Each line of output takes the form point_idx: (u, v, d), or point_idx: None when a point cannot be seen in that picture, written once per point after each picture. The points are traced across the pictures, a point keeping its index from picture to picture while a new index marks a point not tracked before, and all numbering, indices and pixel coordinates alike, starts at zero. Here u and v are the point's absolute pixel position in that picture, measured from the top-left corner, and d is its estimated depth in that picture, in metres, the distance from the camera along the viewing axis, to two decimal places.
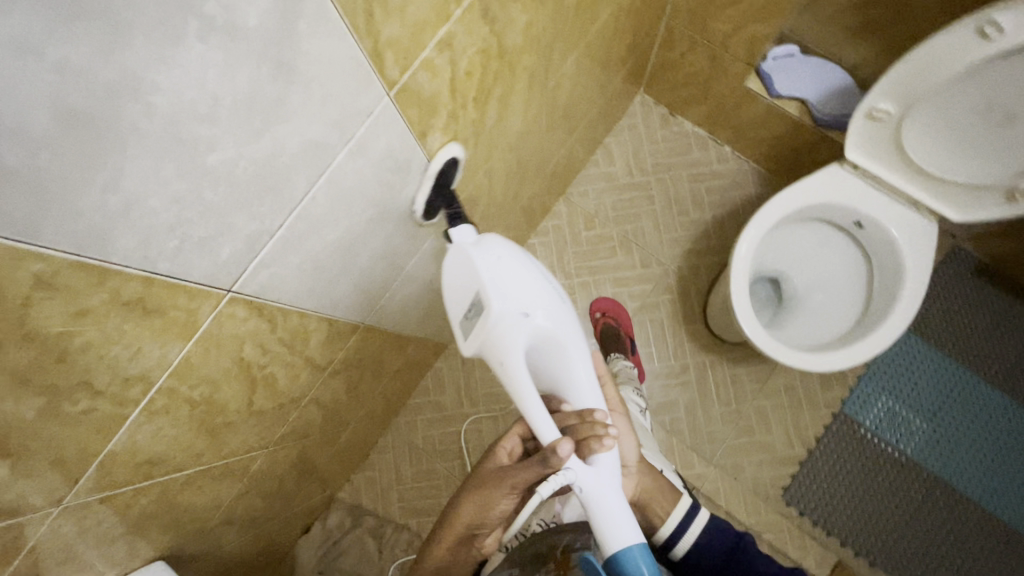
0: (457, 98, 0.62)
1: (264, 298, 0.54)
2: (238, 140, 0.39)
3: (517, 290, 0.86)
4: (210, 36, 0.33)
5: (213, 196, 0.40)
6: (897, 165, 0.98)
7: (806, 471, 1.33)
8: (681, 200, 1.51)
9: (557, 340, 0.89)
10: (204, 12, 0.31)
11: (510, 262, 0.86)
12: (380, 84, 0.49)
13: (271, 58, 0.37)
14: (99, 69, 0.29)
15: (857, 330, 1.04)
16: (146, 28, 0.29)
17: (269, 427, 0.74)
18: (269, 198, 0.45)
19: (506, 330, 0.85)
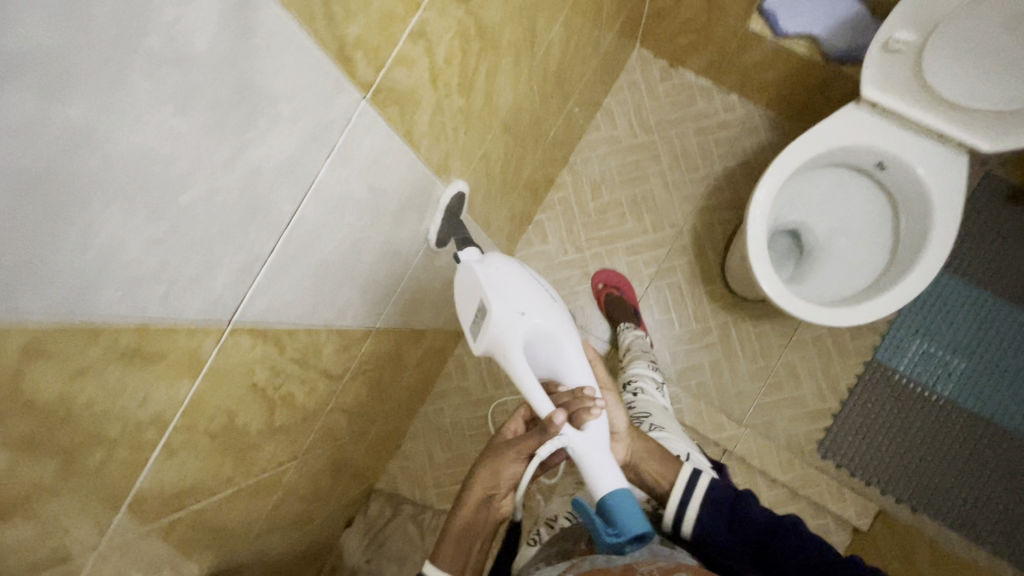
0: (439, 88, 0.59)
1: (269, 321, 0.53)
2: (210, 175, 0.37)
3: (516, 293, 0.94)
4: (158, 71, 0.30)
5: (193, 235, 0.38)
6: (921, 98, 0.92)
7: (842, 421, 1.31)
8: (690, 156, 1.45)
9: (553, 335, 0.97)
10: (147, 47, 0.29)
11: (508, 272, 0.97)
12: (354, 88, 0.46)
13: (231, 82, 0.34)
14: (44, 127, 0.27)
15: (885, 278, 1.00)
16: (87, 74, 0.27)
17: (294, 440, 0.75)
18: (254, 225, 0.44)
19: (506, 328, 0.94)
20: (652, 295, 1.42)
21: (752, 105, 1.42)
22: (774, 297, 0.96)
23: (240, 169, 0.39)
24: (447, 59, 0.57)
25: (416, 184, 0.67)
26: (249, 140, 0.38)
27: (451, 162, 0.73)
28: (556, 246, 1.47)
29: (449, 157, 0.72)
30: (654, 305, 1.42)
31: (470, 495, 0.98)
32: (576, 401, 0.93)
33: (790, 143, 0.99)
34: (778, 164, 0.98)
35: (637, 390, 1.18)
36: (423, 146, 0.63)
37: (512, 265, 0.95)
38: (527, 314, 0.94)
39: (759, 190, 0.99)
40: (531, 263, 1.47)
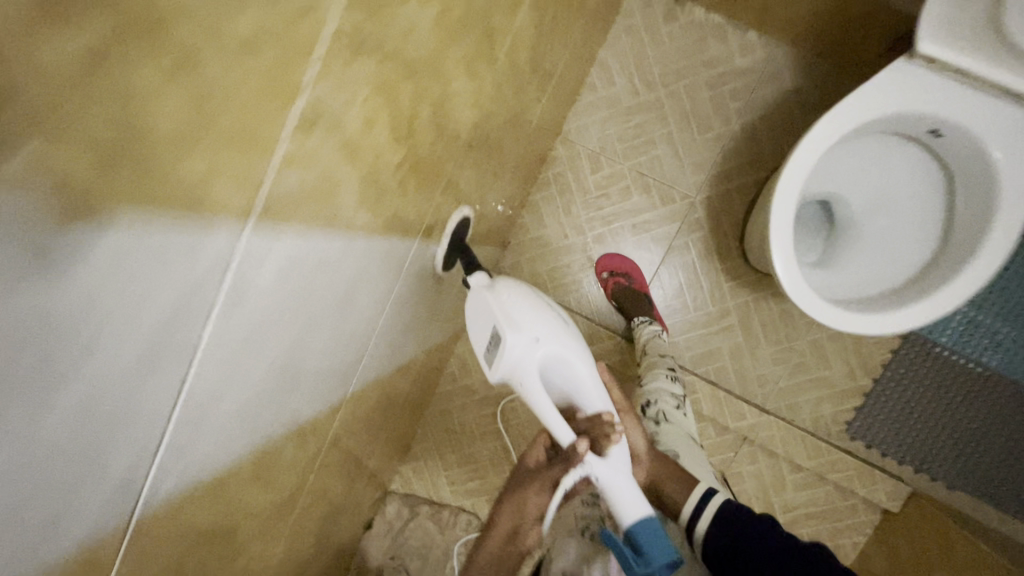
0: (363, 159, 0.45)
1: (206, 474, 0.47)
2: (25, 429, 0.28)
3: (528, 321, 0.98)
4: None
5: (32, 489, 0.30)
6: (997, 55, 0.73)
7: (875, 401, 1.22)
8: (702, 114, 1.25)
9: (566, 358, 0.99)
10: None
11: (519, 300, 1.00)
12: (222, 229, 0.34)
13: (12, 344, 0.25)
14: None
15: (935, 268, 0.85)
16: None
17: (274, 529, 0.70)
18: (125, 425, 0.35)
19: (520, 356, 0.97)
20: (663, 277, 1.30)
21: (774, 43, 1.19)
22: (796, 298, 0.83)
23: (74, 396, 0.30)
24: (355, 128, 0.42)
25: (359, 258, 0.55)
26: (70, 366, 0.29)
27: (398, 219, 0.59)
28: (555, 229, 1.33)
29: (397, 213, 0.59)
30: (666, 288, 1.30)
31: (493, 531, 0.94)
32: (594, 425, 0.96)
33: (828, 113, 0.81)
34: (815, 136, 0.80)
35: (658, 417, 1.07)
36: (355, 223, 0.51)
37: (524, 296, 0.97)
38: (541, 340, 0.97)
39: (791, 163, 0.82)
40: (529, 251, 1.35)
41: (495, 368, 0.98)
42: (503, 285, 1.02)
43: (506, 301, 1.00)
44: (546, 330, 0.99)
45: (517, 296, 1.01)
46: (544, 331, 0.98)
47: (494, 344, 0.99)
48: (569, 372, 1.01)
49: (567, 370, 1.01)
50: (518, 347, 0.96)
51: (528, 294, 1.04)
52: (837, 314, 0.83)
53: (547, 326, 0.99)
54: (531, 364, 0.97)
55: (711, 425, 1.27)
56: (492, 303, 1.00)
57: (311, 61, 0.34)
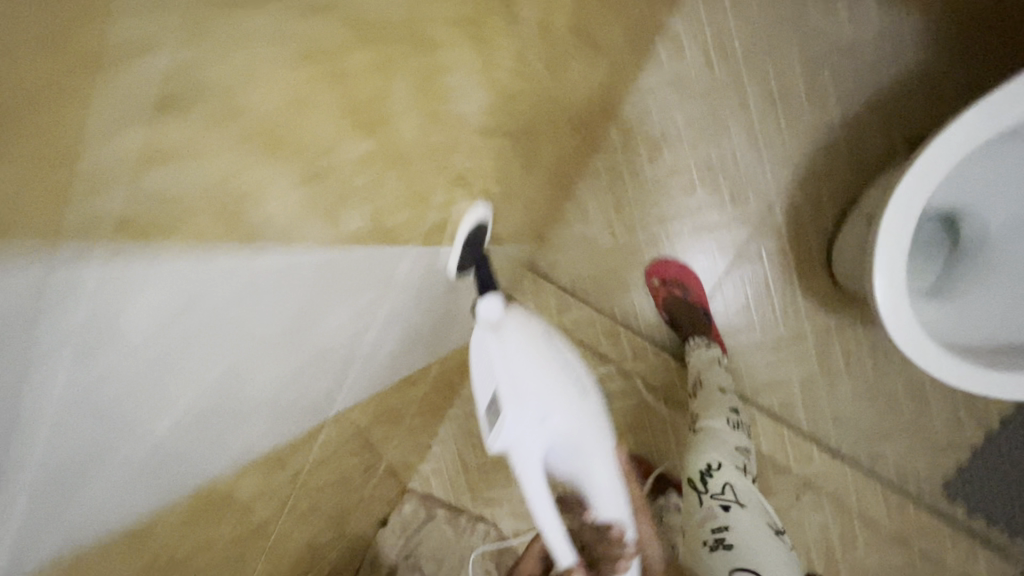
0: (305, 145, 0.34)
1: (74, 542, 0.36)
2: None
3: (536, 390, 0.73)
4: None
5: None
6: None
7: (984, 459, 1.00)
8: (792, 96, 1.03)
9: (577, 441, 0.76)
10: None
11: (529, 359, 0.73)
12: (14, 257, 0.22)
13: None
14: None
15: None
16: None
17: (242, 552, 0.63)
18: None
19: (515, 436, 0.73)
20: (727, 290, 1.11)
21: (895, 11, 0.96)
22: (891, 323, 0.67)
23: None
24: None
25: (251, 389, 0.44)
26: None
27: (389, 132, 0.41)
28: (602, 229, 1.16)
29: (381, 213, 0.47)
30: (728, 304, 1.11)
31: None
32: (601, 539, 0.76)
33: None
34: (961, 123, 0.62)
35: (731, 499, 0.82)
36: (341, 142, 0.36)
37: (535, 352, 0.73)
38: (547, 417, 0.73)
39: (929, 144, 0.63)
40: (570, 250, 1.17)
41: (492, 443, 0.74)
42: (518, 321, 0.75)
43: (515, 359, 0.73)
44: (559, 406, 0.74)
45: (531, 350, 0.74)
46: (556, 406, 0.74)
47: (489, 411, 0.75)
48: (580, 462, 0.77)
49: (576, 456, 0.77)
50: (514, 427, 0.72)
51: (551, 350, 0.76)
52: (924, 344, 0.66)
53: (568, 400, 0.75)
54: (528, 448, 0.73)
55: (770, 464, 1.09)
56: (495, 355, 0.73)
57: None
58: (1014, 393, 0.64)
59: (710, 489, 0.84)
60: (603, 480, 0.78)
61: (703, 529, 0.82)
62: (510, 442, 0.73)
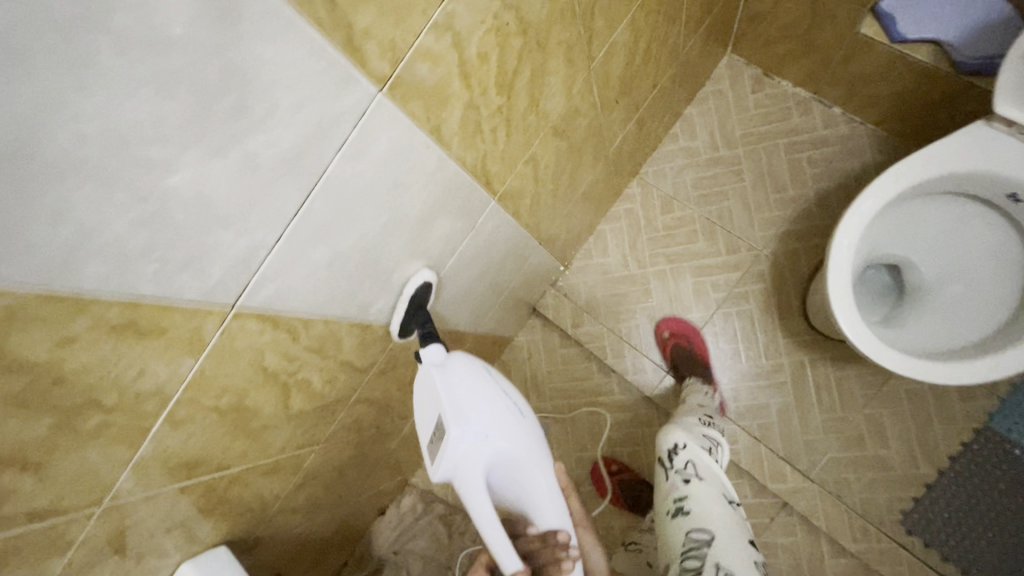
0: (473, 85, 0.56)
1: (278, 309, 0.53)
2: (40, 118, 0.28)
3: (479, 412, 0.67)
4: (164, 142, 0.33)
5: (44, 62, 0.27)
6: None
7: (937, 494, 1.13)
8: (777, 173, 1.30)
9: (525, 463, 0.69)
10: (150, 157, 0.33)
11: (470, 379, 0.69)
12: (367, 82, 0.44)
13: (178, 171, 0.35)
14: (134, 238, 0.36)
15: (988, 345, 0.85)
16: (175, 220, 0.37)
17: (314, 427, 0.76)
18: (240, 137, 0.38)
19: (459, 461, 0.66)
20: (718, 323, 1.30)
21: (858, 121, 1.26)
22: (843, 321, 0.86)
23: (264, 136, 0.39)
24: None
25: (382, 255, 0.63)
26: (103, 70, 0.29)
27: (511, 98, 0.64)
28: (618, 261, 1.37)
29: (488, 158, 0.69)
30: (719, 335, 1.29)
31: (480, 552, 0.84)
32: (545, 546, 0.70)
33: (978, 122, 0.83)
34: (890, 178, 0.85)
35: (692, 474, 0.93)
36: (490, 89, 0.60)
37: (480, 377, 0.69)
38: (491, 436, 0.67)
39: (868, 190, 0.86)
40: (589, 276, 1.38)
41: (436, 471, 0.67)
42: (461, 360, 0.71)
43: (457, 382, 0.68)
44: (503, 426, 0.68)
45: (476, 376, 0.69)
46: (502, 426, 0.68)
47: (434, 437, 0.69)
48: (524, 483, 0.71)
49: (522, 479, 0.70)
50: (457, 449, 0.65)
51: (492, 377, 0.71)
52: (869, 338, 0.84)
53: (514, 418, 0.69)
54: (473, 475, 0.66)
55: (748, 482, 1.21)
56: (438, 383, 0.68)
57: None
58: (942, 383, 0.82)
59: (676, 467, 0.96)
60: (549, 501, 0.71)
61: (667, 501, 0.93)
62: (454, 468, 0.66)
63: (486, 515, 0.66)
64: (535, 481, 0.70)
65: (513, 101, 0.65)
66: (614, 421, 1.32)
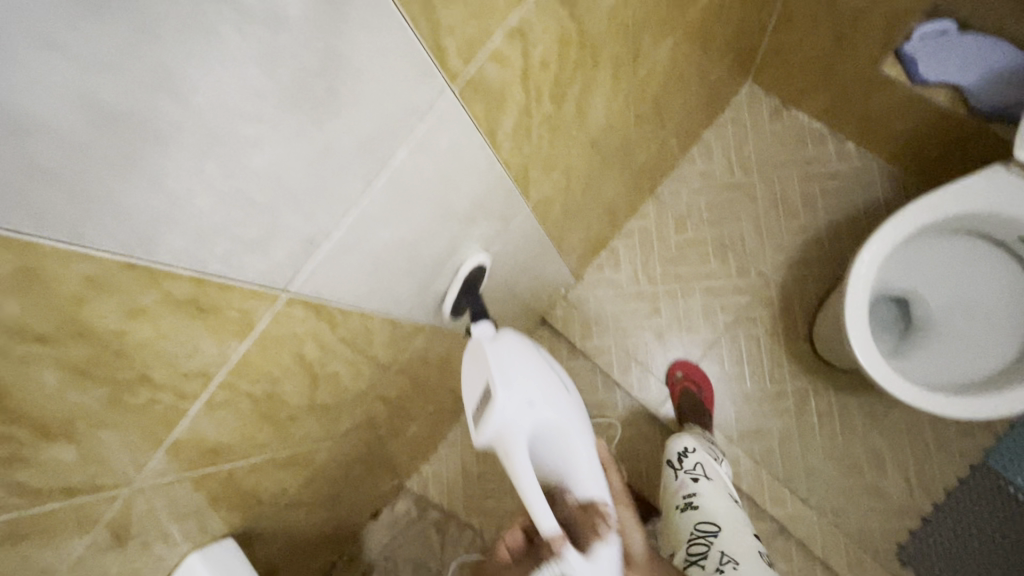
0: (530, 91, 0.57)
1: (323, 297, 0.53)
2: (156, 88, 0.28)
3: (525, 380, 0.68)
4: (256, 119, 0.34)
5: (169, 33, 0.27)
6: None
7: (933, 527, 1.14)
8: (790, 202, 1.33)
9: (567, 434, 0.69)
10: (242, 134, 0.34)
11: (519, 350, 0.71)
12: (441, 78, 0.45)
13: (265, 149, 0.36)
14: (213, 213, 0.36)
15: (997, 382, 0.86)
16: (252, 200, 0.38)
17: (332, 421, 0.75)
18: (324, 122, 0.38)
19: (504, 424, 0.66)
20: (725, 345, 1.31)
21: (870, 156, 1.30)
22: (856, 345, 0.88)
23: (345, 123, 0.39)
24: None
25: (422, 250, 0.63)
26: (220, 44, 0.29)
27: (560, 107, 0.66)
28: (629, 276, 1.38)
29: (530, 164, 0.70)
30: (725, 356, 1.30)
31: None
32: (585, 515, 0.67)
33: (995, 164, 0.86)
34: (910, 211, 0.88)
35: (700, 474, 0.95)
36: (544, 96, 0.61)
37: (528, 351, 0.71)
38: (536, 404, 0.67)
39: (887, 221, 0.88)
40: (599, 290, 1.39)
41: (480, 434, 0.66)
42: (508, 336, 0.73)
43: (504, 353, 0.70)
44: (547, 393, 0.69)
45: (521, 351, 0.71)
46: (547, 396, 0.68)
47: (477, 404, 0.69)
48: (562, 452, 0.70)
49: (564, 451, 0.70)
50: (503, 412, 0.65)
51: (536, 353, 0.73)
52: (879, 363, 0.86)
53: (557, 392, 0.70)
54: (517, 439, 0.65)
55: (747, 505, 1.21)
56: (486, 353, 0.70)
57: None
58: (950, 416, 0.83)
59: (683, 466, 0.98)
60: (589, 477, 0.69)
61: (675, 497, 0.95)
62: (499, 432, 0.66)
63: (525, 474, 0.65)
64: (576, 452, 0.70)
65: (561, 110, 0.66)
66: (617, 435, 1.31)
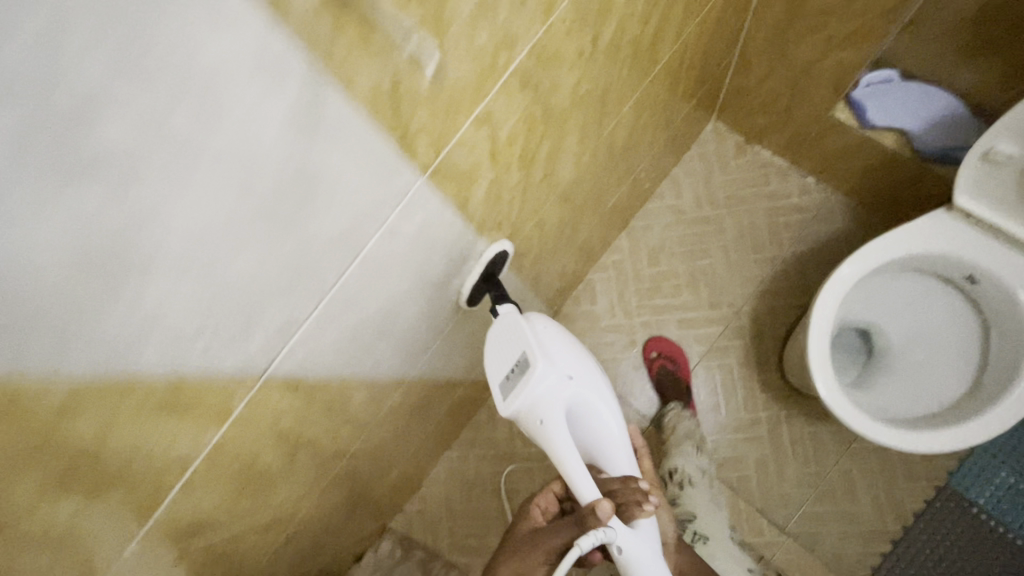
0: (498, 165, 0.60)
1: (302, 374, 0.54)
2: (134, 227, 0.30)
3: (563, 355, 0.75)
4: (233, 234, 0.35)
5: (148, 176, 0.29)
6: (1007, 208, 0.84)
7: (905, 550, 1.18)
8: (756, 234, 1.39)
9: (596, 409, 0.78)
10: (217, 249, 0.35)
11: (555, 329, 0.77)
12: (411, 168, 0.47)
13: (242, 256, 0.37)
14: (191, 320, 0.37)
15: (950, 416, 0.91)
16: (230, 302, 0.39)
17: (312, 480, 0.75)
18: (299, 226, 0.40)
19: (544, 393, 0.73)
20: (700, 374, 1.34)
21: (830, 190, 1.36)
22: (819, 385, 0.91)
23: (318, 222, 0.41)
24: (542, 62, 0.53)
25: (396, 316, 0.64)
26: (188, 182, 0.31)
27: (529, 172, 0.68)
28: (605, 309, 1.41)
29: (502, 224, 0.72)
30: (701, 386, 1.33)
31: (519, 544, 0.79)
32: (624, 488, 0.75)
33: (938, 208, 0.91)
34: (867, 251, 0.93)
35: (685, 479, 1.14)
36: (513, 166, 0.63)
37: (564, 329, 0.78)
38: (574, 378, 0.75)
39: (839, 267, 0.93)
40: (577, 323, 1.41)
41: (519, 400, 0.73)
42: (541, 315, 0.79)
43: (541, 329, 0.76)
44: (581, 369, 0.76)
45: (555, 329, 0.78)
46: (582, 372, 0.76)
47: (514, 373, 0.75)
48: (594, 427, 0.78)
49: (592, 424, 0.78)
50: (545, 382, 0.73)
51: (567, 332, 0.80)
52: (841, 399, 0.90)
53: (589, 369, 0.77)
54: (555, 407, 0.73)
55: None
56: (524, 326, 0.75)
57: (498, 81, 0.50)
58: (909, 451, 0.86)
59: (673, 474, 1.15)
60: (615, 448, 0.79)
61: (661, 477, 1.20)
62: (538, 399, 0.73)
63: (565, 441, 0.74)
64: (603, 426, 0.78)
65: (530, 174, 0.69)
66: None
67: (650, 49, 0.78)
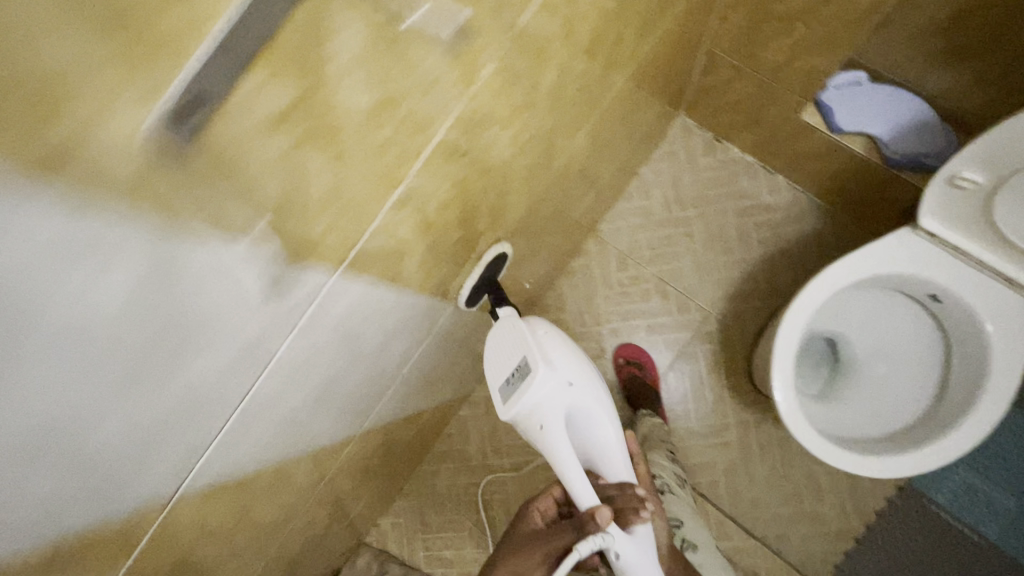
0: (431, 233, 0.55)
1: (225, 476, 0.50)
2: None
3: (564, 361, 0.71)
4: (97, 399, 0.32)
5: None
6: (971, 232, 0.83)
7: (866, 548, 1.21)
8: (725, 236, 1.35)
9: (597, 418, 0.74)
10: (80, 417, 0.32)
11: (555, 333, 0.74)
12: (323, 268, 0.43)
13: (116, 411, 0.34)
14: (65, 484, 0.34)
15: (909, 438, 0.91)
16: (111, 451, 0.36)
17: (261, 546, 0.72)
18: (183, 363, 0.36)
19: (542, 400, 0.69)
20: (670, 380, 1.33)
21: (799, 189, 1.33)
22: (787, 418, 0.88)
23: (207, 353, 0.37)
24: (469, 131, 0.48)
25: (332, 390, 0.60)
26: (15, 380, 0.27)
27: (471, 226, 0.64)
28: (574, 317, 1.38)
29: (446, 277, 0.68)
30: (671, 393, 1.33)
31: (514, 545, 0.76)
32: (622, 494, 0.72)
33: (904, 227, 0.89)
34: (836, 270, 0.90)
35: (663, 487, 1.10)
36: (451, 227, 0.59)
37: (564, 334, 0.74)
38: (574, 384, 0.71)
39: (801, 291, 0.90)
40: None
41: (516, 408, 0.70)
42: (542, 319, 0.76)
43: (541, 334, 0.73)
44: (582, 376, 0.72)
45: (556, 333, 0.74)
46: (583, 378, 0.72)
47: (512, 378, 0.72)
48: (595, 437, 0.75)
49: (592, 432, 0.74)
50: (543, 390, 0.69)
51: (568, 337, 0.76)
52: (804, 425, 0.88)
53: (590, 376, 0.74)
54: (553, 415, 0.70)
55: None
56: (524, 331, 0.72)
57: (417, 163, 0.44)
58: (867, 476, 0.86)
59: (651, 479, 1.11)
60: (617, 456, 0.75)
61: None
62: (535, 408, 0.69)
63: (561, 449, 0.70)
64: (604, 434, 0.74)
65: (473, 227, 0.64)
66: None
67: (602, 78, 0.72)
